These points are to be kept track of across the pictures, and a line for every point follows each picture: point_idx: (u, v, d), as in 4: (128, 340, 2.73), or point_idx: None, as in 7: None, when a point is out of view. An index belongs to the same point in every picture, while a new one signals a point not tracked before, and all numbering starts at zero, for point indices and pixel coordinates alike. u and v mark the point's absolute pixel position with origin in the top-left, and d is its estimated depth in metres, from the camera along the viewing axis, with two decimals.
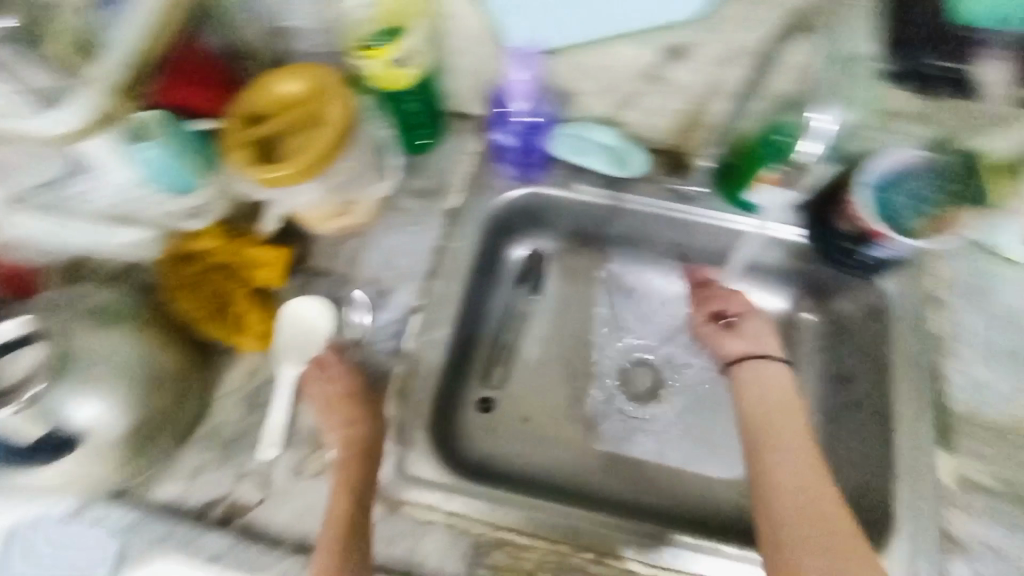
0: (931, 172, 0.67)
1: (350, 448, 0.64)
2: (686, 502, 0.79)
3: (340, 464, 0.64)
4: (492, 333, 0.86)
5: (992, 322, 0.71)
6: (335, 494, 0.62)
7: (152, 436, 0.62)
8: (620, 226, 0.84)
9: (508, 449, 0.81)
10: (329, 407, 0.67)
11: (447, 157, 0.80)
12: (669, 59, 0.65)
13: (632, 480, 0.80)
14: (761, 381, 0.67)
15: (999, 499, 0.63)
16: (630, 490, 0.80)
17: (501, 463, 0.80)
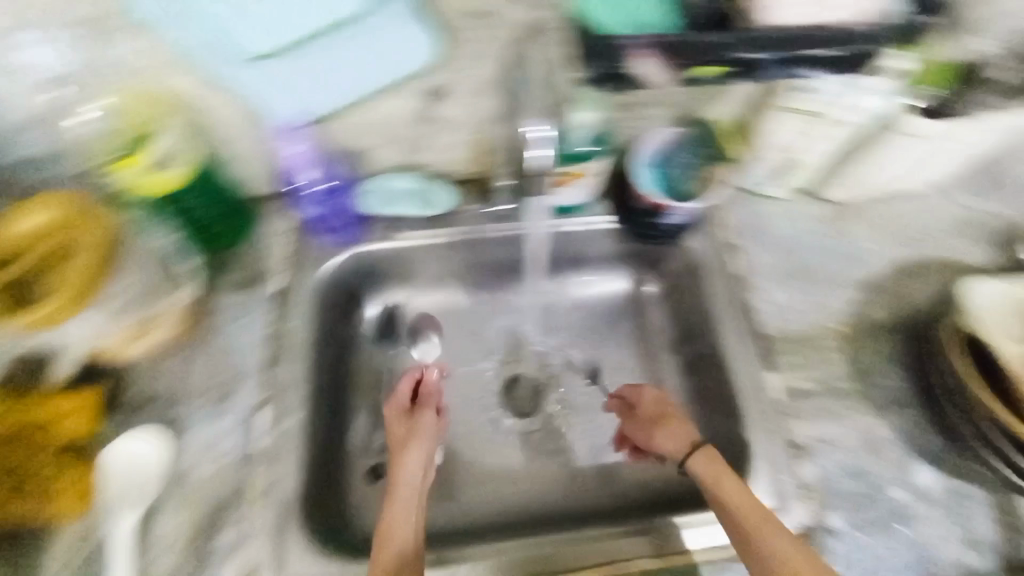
0: (683, 144, 0.77)
1: (413, 469, 0.68)
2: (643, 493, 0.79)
3: (403, 484, 0.66)
4: (364, 400, 0.84)
5: (774, 250, 0.83)
6: (398, 507, 0.64)
7: None
8: (454, 260, 0.86)
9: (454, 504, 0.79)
10: (406, 435, 0.71)
11: (260, 244, 0.78)
12: (434, 100, 0.69)
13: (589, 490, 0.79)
14: (707, 471, 0.64)
15: (820, 397, 0.72)
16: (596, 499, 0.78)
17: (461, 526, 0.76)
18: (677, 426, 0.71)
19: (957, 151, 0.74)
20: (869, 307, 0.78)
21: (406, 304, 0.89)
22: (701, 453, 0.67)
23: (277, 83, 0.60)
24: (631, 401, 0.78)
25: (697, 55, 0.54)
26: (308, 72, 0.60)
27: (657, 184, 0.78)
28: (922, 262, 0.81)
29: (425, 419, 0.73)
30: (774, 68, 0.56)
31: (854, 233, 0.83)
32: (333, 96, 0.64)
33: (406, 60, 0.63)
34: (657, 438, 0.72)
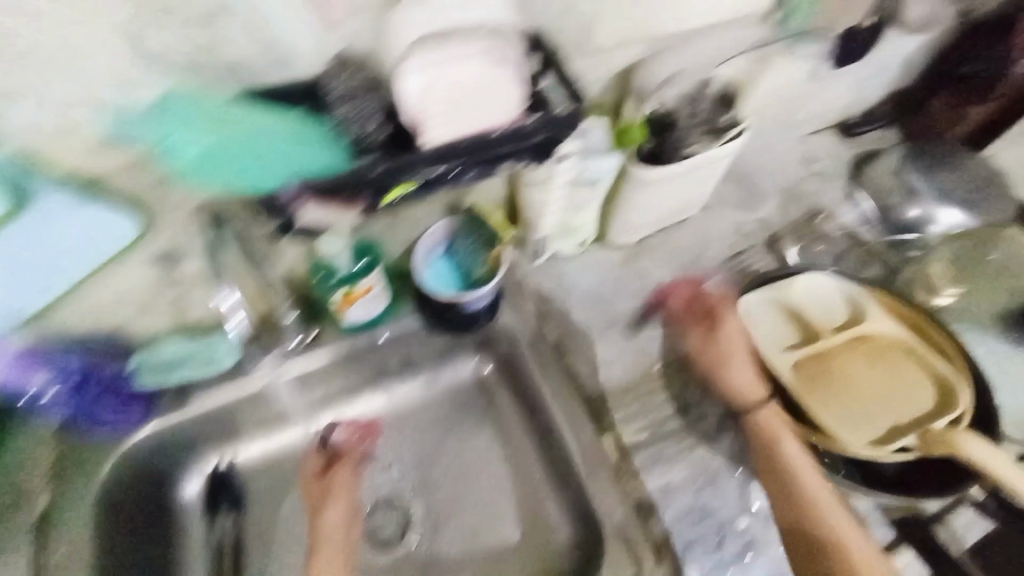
0: (461, 234, 0.79)
1: (339, 501, 0.77)
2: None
3: (321, 528, 0.74)
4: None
5: (582, 308, 0.86)
6: (332, 520, 0.75)
7: None
8: (270, 404, 0.81)
9: None
10: (325, 490, 0.78)
11: (25, 457, 0.71)
12: (170, 266, 0.64)
13: None
14: (777, 426, 0.70)
15: (650, 445, 0.74)
16: None
17: None
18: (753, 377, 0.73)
19: (697, 181, 0.80)
20: (678, 339, 0.83)
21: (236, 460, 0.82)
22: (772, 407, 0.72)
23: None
24: (711, 307, 0.79)
25: (369, 187, 0.49)
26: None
27: (445, 278, 0.79)
28: (712, 282, 0.88)
29: (338, 478, 0.78)
30: (471, 172, 0.52)
31: (648, 271, 0.89)
32: (30, 296, 0.55)
33: (100, 248, 0.54)
34: (726, 376, 0.75)
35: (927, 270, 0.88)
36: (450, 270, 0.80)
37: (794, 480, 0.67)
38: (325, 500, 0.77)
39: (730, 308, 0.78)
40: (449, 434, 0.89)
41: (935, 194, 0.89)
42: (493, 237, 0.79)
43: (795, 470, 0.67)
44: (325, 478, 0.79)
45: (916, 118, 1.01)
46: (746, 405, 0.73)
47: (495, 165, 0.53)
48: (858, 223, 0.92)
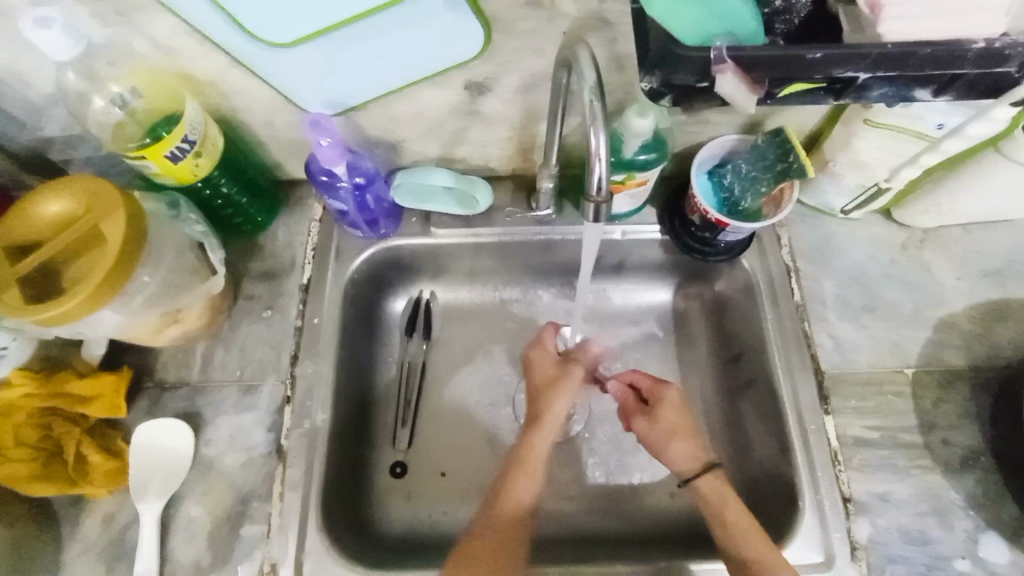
0: (751, 153, 0.69)
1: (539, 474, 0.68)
2: (686, 519, 0.76)
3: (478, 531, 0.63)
4: (391, 398, 0.81)
5: (839, 278, 0.76)
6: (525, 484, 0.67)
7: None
8: (488, 258, 0.81)
9: None
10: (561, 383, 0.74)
11: (288, 231, 0.75)
12: (476, 94, 0.63)
13: (634, 511, 0.77)
14: (716, 497, 0.65)
15: (879, 447, 0.67)
16: (642, 518, 0.76)
17: None
18: (693, 439, 0.69)
19: None
20: (941, 350, 0.71)
21: (435, 298, 0.85)
22: (709, 474, 0.67)
23: (296, 71, 0.56)
24: (648, 398, 0.72)
25: (783, 75, 0.40)
26: (328, 62, 0.55)
27: (709, 195, 0.73)
28: (1008, 303, 0.73)
29: (577, 369, 0.75)
30: (886, 89, 0.42)
31: (928, 265, 0.76)
32: (352, 95, 0.61)
33: (439, 58, 0.56)
34: (668, 450, 0.69)
35: None
36: (716, 190, 0.73)
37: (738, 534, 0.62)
38: (542, 421, 0.71)
39: (673, 397, 0.71)
40: (641, 353, 0.85)
41: None
42: (784, 170, 0.65)
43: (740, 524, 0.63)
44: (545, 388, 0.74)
45: None
46: (686, 475, 0.68)
47: (915, 91, 0.42)
48: None
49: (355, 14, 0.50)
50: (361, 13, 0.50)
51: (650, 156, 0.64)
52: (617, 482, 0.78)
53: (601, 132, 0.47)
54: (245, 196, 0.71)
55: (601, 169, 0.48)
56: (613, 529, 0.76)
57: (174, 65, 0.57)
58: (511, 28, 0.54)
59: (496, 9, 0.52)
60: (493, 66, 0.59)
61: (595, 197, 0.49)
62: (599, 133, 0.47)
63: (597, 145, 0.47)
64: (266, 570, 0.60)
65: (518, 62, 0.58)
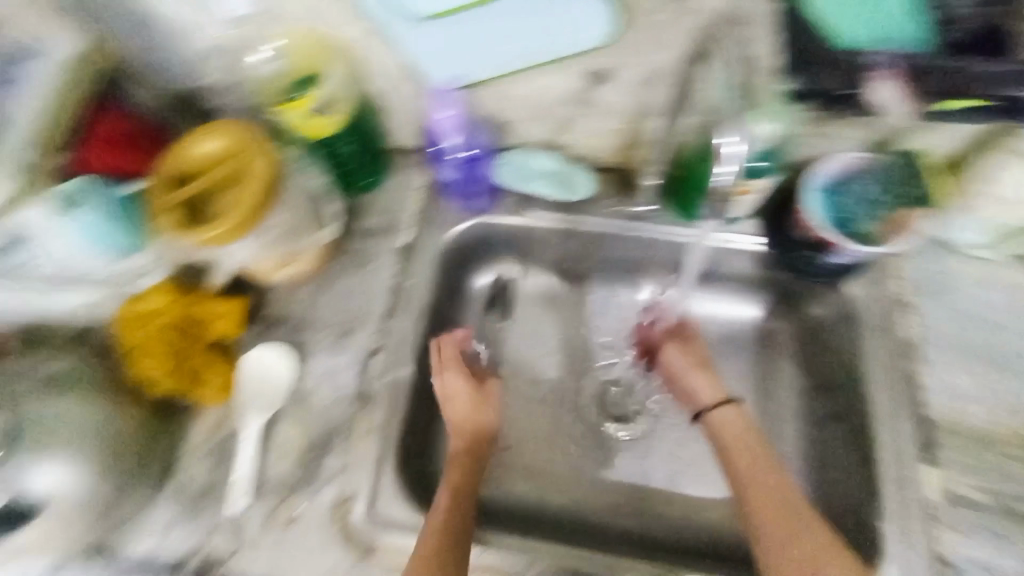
0: (879, 175, 0.66)
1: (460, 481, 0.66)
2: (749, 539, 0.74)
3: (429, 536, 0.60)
4: None
5: (959, 321, 0.69)
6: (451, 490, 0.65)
7: (133, 468, 0.64)
8: (578, 247, 0.82)
9: (579, 501, 0.77)
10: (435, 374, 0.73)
11: (396, 195, 0.80)
12: (596, 83, 0.63)
13: (694, 521, 0.75)
14: (735, 428, 0.70)
15: (979, 507, 0.61)
16: (702, 530, 0.75)
17: (578, 519, 0.76)
18: (710, 371, 0.76)
19: None
20: None
21: (518, 279, 0.87)
22: (728, 406, 0.72)
23: (433, 44, 0.60)
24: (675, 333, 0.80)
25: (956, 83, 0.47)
26: None
27: (826, 212, 0.68)
28: None
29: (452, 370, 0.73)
30: None
31: None
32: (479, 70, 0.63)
33: (565, 43, 0.59)
34: (690, 379, 0.76)
35: None
36: (833, 210, 0.68)
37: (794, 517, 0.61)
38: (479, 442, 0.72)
39: (695, 331, 0.80)
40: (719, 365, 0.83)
41: None
42: (918, 197, 0.64)
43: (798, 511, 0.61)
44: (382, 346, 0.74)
45: None
46: (703, 406, 0.73)
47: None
48: None
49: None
50: None
51: (767, 164, 0.62)
52: (677, 488, 0.77)
53: None
54: (361, 158, 0.75)
55: (726, 170, 0.52)
56: (672, 535, 0.75)
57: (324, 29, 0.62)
58: None
59: None
60: (617, 56, 0.59)
61: None
62: None
63: None
64: (341, 499, 0.66)
65: (643, 54, 0.59)
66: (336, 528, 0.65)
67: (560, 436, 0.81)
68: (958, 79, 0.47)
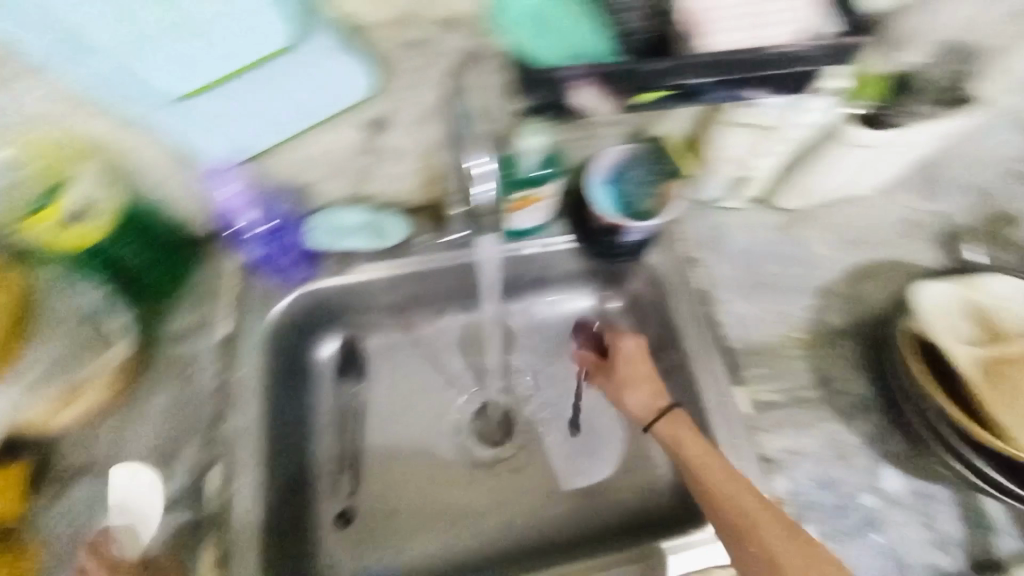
0: (640, 161, 0.77)
1: None
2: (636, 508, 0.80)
3: None
4: (332, 440, 0.80)
5: (733, 263, 0.84)
6: None
7: None
8: (413, 288, 0.82)
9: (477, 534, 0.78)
10: None
11: (201, 289, 0.73)
12: (375, 132, 0.64)
13: (586, 511, 0.80)
14: (681, 432, 0.67)
15: (786, 407, 0.74)
16: (593, 517, 0.80)
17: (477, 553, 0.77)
18: (649, 382, 0.74)
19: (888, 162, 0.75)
20: (828, 312, 0.80)
21: (360, 337, 0.85)
22: (675, 413, 0.69)
23: (189, 129, 0.54)
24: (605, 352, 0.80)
25: (637, 83, 0.47)
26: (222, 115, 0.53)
27: (611, 201, 0.77)
28: (874, 265, 0.83)
29: None
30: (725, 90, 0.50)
31: (807, 240, 0.85)
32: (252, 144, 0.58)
33: (339, 98, 0.55)
34: (625, 395, 0.74)
35: None
36: (619, 196, 0.78)
37: (753, 538, 0.58)
38: None
39: (623, 344, 0.78)
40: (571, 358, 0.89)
41: None
42: (670, 171, 0.76)
43: (758, 522, 0.58)
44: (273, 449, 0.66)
45: None
46: (646, 420, 0.71)
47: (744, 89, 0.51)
48: None
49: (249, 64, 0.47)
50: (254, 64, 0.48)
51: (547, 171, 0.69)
52: (563, 483, 0.81)
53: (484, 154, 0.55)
54: (158, 268, 0.69)
55: (484, 188, 0.56)
56: (568, 533, 0.79)
57: (55, 131, 0.54)
58: (399, 69, 0.56)
59: (385, 48, 0.53)
60: (390, 102, 0.59)
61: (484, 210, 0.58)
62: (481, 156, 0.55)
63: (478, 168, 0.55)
64: None
65: (410, 96, 0.59)
66: None
67: (443, 477, 0.81)
68: (641, 79, 0.46)
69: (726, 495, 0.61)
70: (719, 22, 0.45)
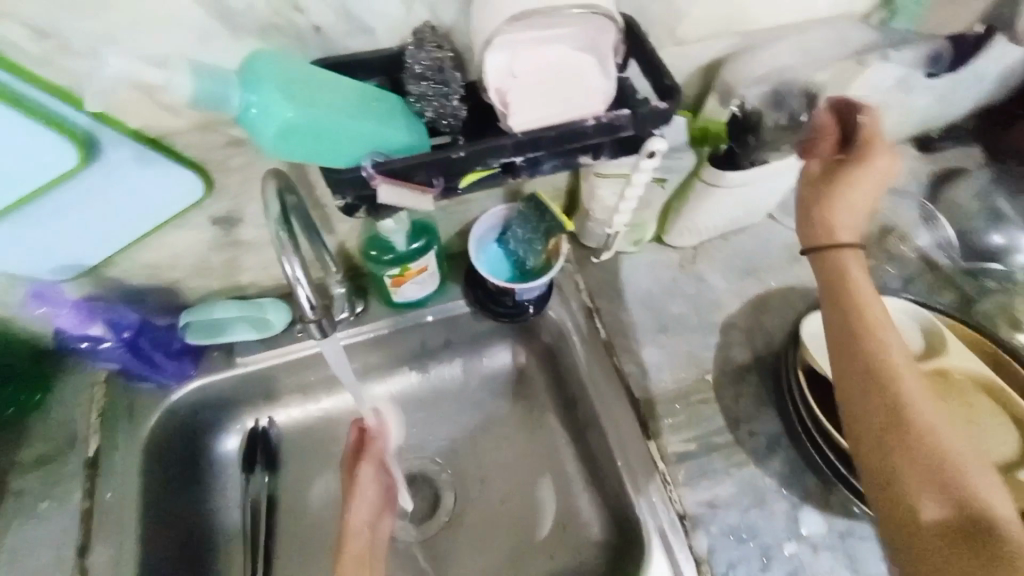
0: (522, 218, 0.76)
1: None
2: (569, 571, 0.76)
3: None
4: (239, 538, 0.75)
5: (633, 308, 0.83)
6: None
7: None
8: (307, 372, 0.79)
9: None
10: None
11: (70, 404, 0.70)
12: (228, 227, 0.62)
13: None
14: (876, 303, 0.54)
15: (699, 456, 0.71)
16: None
17: None
18: (851, 184, 0.59)
19: (760, 195, 0.78)
20: (730, 348, 0.80)
21: (278, 420, 0.81)
22: (850, 251, 0.57)
23: (11, 249, 0.53)
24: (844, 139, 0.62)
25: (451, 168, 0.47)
26: (45, 227, 0.52)
27: (499, 262, 0.79)
28: (769, 295, 0.84)
29: None
30: (552, 162, 0.50)
31: (703, 276, 0.86)
32: (89, 253, 0.57)
33: (163, 204, 0.54)
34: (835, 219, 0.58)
35: (1011, 304, 0.81)
36: (506, 255, 0.79)
37: (891, 382, 0.49)
38: None
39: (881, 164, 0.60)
40: (486, 421, 0.87)
41: (1018, 222, 0.84)
42: (549, 228, 0.75)
43: (949, 454, 0.46)
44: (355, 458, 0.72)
45: (1002, 137, 0.93)
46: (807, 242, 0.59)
47: (576, 159, 0.50)
48: (930, 247, 0.86)
49: (41, 184, 0.47)
50: (57, 179, 0.47)
51: (417, 244, 0.69)
52: (484, 556, 0.78)
53: (295, 259, 0.54)
54: (14, 384, 0.68)
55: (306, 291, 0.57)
56: None
57: None
58: (225, 166, 0.54)
59: (200, 153, 0.52)
60: (231, 201, 0.59)
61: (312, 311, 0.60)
62: (292, 261, 0.54)
63: (292, 276, 0.55)
64: None
65: (253, 191, 0.59)
66: None
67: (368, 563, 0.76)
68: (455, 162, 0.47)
69: (891, 350, 0.51)
70: (520, 97, 0.45)
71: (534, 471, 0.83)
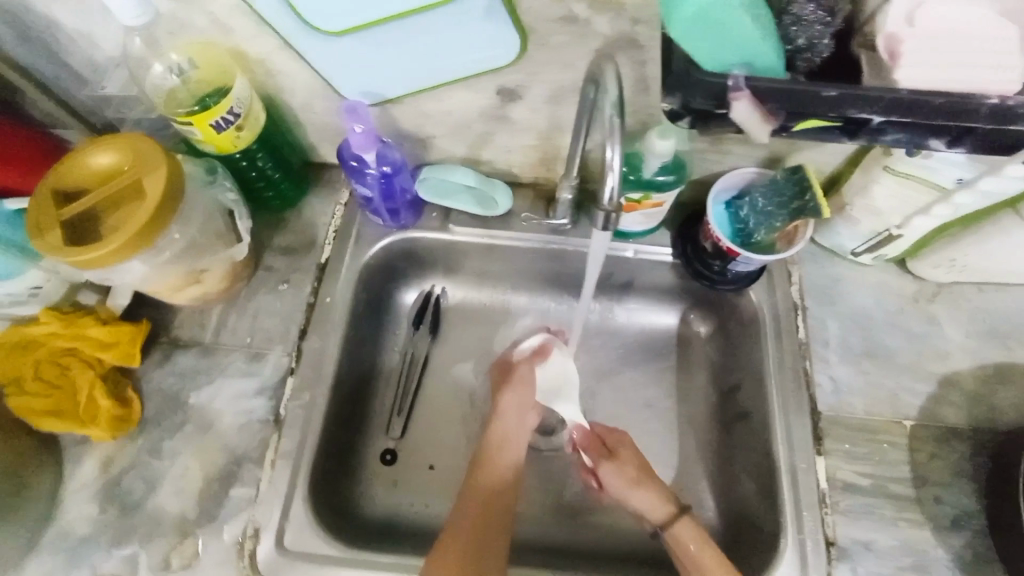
0: (768, 188, 0.69)
1: None
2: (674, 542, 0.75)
3: None
4: (386, 382, 0.82)
5: (845, 323, 0.76)
6: None
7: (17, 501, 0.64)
8: (501, 260, 0.82)
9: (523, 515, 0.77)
10: None
11: (315, 210, 0.79)
12: (506, 100, 0.65)
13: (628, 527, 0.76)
14: (693, 543, 0.66)
15: (867, 494, 0.67)
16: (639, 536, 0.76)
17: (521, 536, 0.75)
18: (653, 485, 0.70)
19: None
20: (943, 406, 0.71)
21: (446, 293, 0.86)
22: (684, 519, 0.68)
23: (346, 64, 0.59)
24: (609, 445, 0.74)
25: (801, 107, 0.42)
26: (372, 53, 0.58)
27: (724, 224, 0.74)
28: (1015, 368, 0.72)
29: None
30: (900, 135, 0.44)
31: (939, 320, 0.75)
32: (390, 87, 0.63)
33: (476, 60, 0.58)
34: (631, 497, 0.70)
35: None
36: (733, 221, 0.74)
37: None
38: None
39: (627, 440, 0.74)
40: (644, 372, 0.84)
41: None
42: (799, 208, 0.66)
43: None
44: (501, 381, 0.79)
45: None
46: (658, 522, 0.69)
47: (927, 140, 0.44)
48: None
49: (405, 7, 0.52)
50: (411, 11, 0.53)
51: (667, 179, 0.66)
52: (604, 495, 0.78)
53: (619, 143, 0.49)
54: (283, 176, 0.76)
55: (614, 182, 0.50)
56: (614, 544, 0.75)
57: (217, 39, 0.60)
58: (545, 41, 0.57)
59: (532, 20, 0.55)
60: (525, 74, 0.61)
61: (606, 207, 0.52)
62: (615, 147, 0.50)
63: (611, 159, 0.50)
64: (247, 533, 0.63)
65: (549, 72, 0.60)
66: (242, 565, 0.62)
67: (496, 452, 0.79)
68: (810, 101, 0.41)
69: None
70: (925, 46, 0.40)
71: (674, 437, 0.80)
